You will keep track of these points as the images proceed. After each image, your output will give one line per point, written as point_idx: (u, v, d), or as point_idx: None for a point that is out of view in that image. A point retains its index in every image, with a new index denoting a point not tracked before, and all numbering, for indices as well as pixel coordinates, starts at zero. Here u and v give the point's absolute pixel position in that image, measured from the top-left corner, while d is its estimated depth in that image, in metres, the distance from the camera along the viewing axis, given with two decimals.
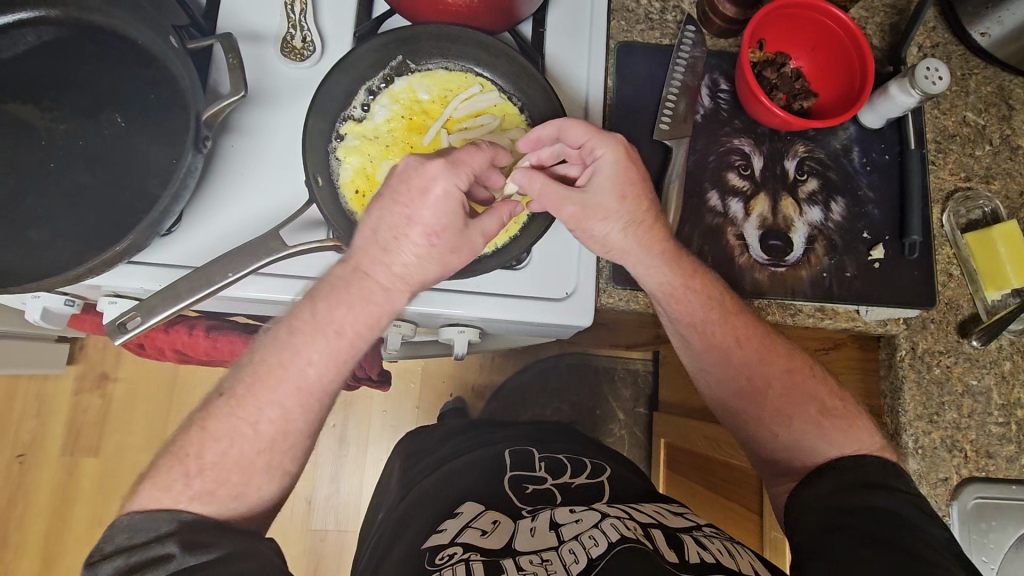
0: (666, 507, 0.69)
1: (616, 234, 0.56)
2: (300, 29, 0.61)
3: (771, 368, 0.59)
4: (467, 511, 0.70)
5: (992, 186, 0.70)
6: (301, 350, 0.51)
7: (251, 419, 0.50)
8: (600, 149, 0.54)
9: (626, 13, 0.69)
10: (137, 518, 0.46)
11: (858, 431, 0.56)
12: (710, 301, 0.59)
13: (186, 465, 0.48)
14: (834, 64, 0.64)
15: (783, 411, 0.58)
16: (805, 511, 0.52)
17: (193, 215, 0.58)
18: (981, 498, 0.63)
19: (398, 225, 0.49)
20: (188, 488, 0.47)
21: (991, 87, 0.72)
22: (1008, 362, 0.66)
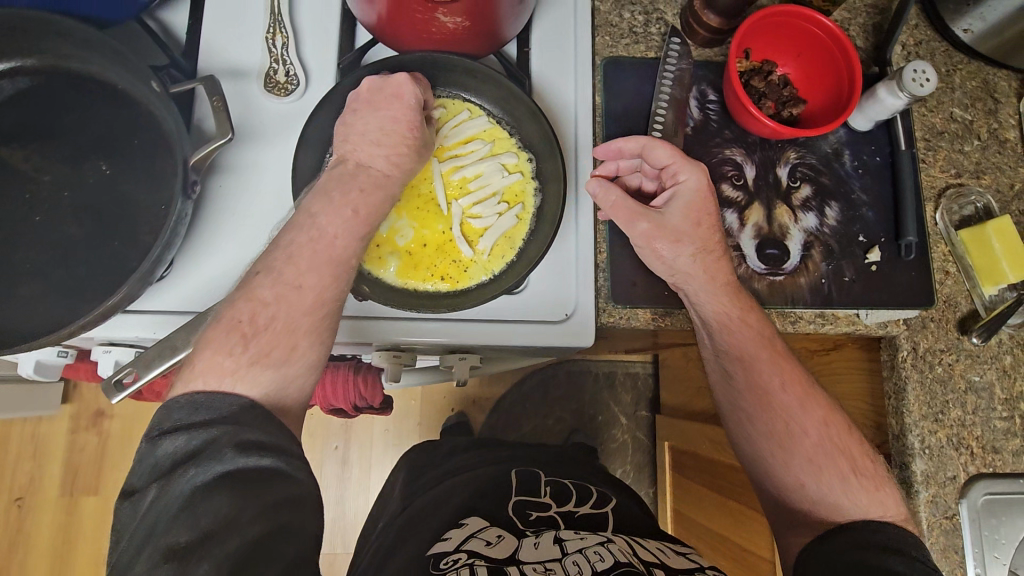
0: (669, 546, 0.69)
1: (685, 258, 0.57)
2: (283, 63, 0.61)
3: (809, 417, 0.57)
4: (473, 523, 0.70)
5: (982, 180, 0.71)
6: (328, 227, 0.48)
7: (294, 280, 0.47)
8: (682, 173, 0.57)
9: (609, 28, 0.68)
10: (198, 396, 0.42)
11: (879, 495, 0.54)
12: (762, 342, 0.59)
13: (244, 328, 0.45)
14: (820, 69, 0.64)
15: (811, 460, 0.56)
16: (818, 559, 0.50)
17: (185, 261, 0.57)
18: (990, 494, 0.64)
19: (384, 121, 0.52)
20: (245, 351, 0.44)
21: (976, 82, 0.73)
22: (1009, 356, 0.66)
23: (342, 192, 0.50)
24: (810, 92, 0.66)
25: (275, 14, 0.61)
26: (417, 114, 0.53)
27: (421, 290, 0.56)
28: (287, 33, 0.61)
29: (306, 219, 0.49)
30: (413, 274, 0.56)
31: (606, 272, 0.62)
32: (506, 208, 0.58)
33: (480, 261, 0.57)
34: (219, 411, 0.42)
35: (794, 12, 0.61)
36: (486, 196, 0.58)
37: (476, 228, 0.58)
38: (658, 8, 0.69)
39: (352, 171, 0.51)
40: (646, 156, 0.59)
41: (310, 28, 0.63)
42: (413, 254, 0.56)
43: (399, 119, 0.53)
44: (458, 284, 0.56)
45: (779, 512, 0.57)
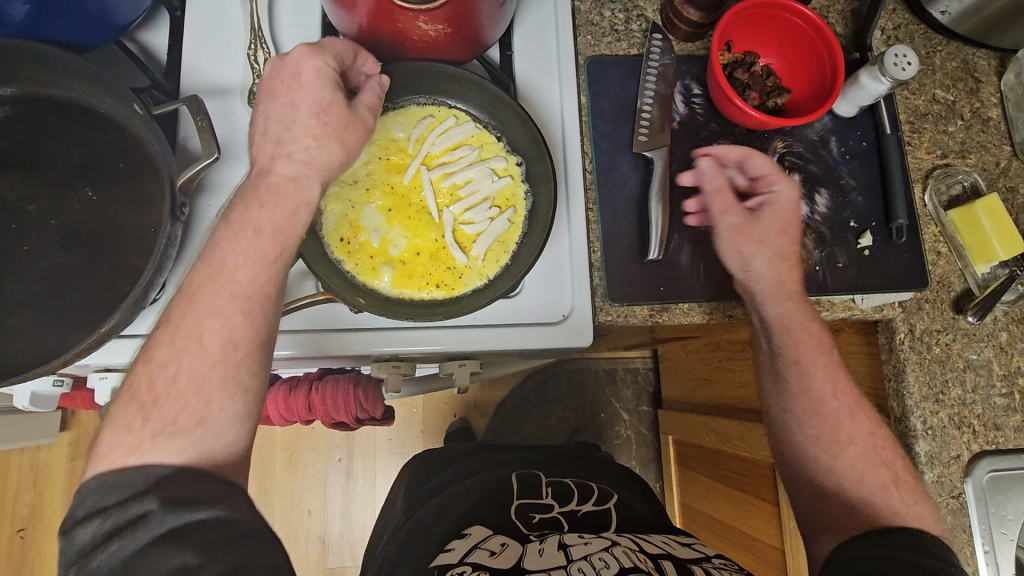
0: (674, 540, 0.69)
1: (762, 260, 0.59)
2: (266, 78, 0.61)
3: (858, 425, 0.59)
4: (475, 533, 0.70)
5: (968, 159, 0.71)
6: (226, 257, 0.47)
7: (195, 333, 0.45)
8: (779, 184, 0.60)
9: (591, 27, 0.68)
10: (105, 479, 0.41)
11: (918, 507, 0.55)
12: (820, 350, 0.60)
13: (141, 400, 0.44)
14: (802, 58, 0.65)
15: (856, 466, 0.58)
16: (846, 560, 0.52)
17: (176, 282, 0.56)
18: (994, 472, 0.64)
19: (287, 112, 0.49)
20: (147, 424, 0.43)
21: (956, 63, 0.74)
22: (1004, 332, 0.67)
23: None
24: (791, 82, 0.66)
25: (255, 29, 0.60)
26: (332, 94, 0.49)
27: (416, 299, 0.55)
28: (269, 49, 0.61)
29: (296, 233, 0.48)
30: (408, 283, 0.55)
31: (601, 271, 0.62)
32: (497, 212, 0.58)
33: (474, 267, 0.57)
34: (133, 484, 0.41)
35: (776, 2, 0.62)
36: (477, 201, 0.58)
37: (469, 234, 0.57)
38: (639, 4, 0.69)
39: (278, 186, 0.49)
40: (744, 166, 0.61)
41: (292, 41, 0.63)
42: (407, 263, 0.56)
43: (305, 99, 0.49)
44: (454, 291, 0.56)
45: (812, 514, 0.58)
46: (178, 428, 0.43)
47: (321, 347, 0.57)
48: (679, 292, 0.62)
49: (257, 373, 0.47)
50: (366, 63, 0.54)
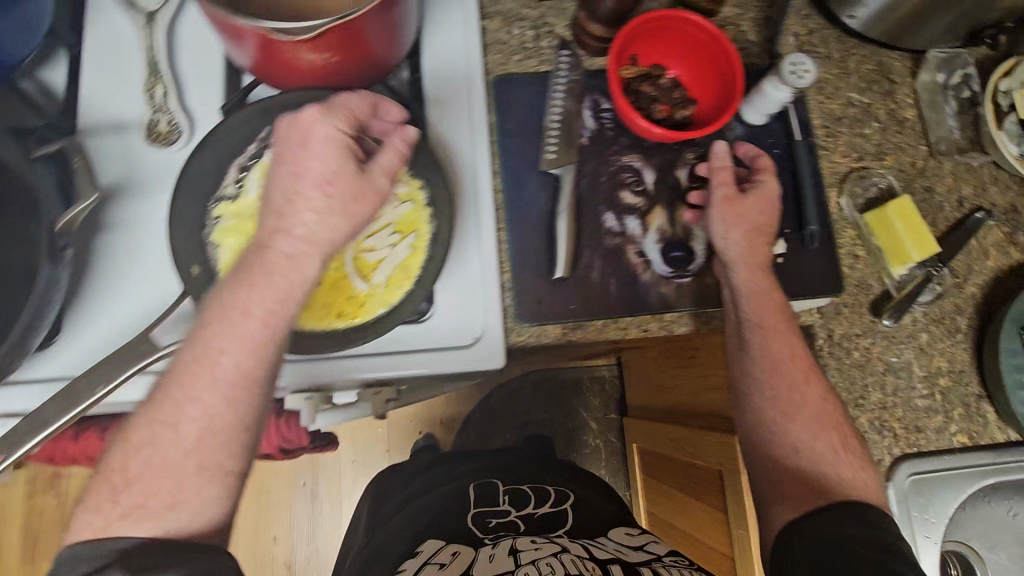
0: (624, 542, 0.71)
1: (736, 236, 0.60)
2: (164, 112, 0.60)
3: (813, 390, 0.60)
4: (427, 548, 0.68)
5: (885, 161, 0.71)
6: (212, 341, 0.47)
7: (170, 420, 0.46)
8: (768, 177, 0.63)
9: (500, 45, 0.68)
10: (78, 548, 0.43)
11: (862, 475, 0.58)
12: (784, 321, 0.61)
13: (115, 481, 0.46)
14: (706, 68, 0.65)
15: (810, 428, 0.59)
16: (796, 539, 0.54)
17: (77, 321, 0.56)
18: (916, 474, 0.64)
19: (291, 184, 0.48)
20: (116, 506, 0.45)
21: (871, 65, 0.74)
22: (924, 334, 0.67)
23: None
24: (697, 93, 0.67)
25: (152, 63, 0.60)
26: (346, 161, 0.48)
27: (317, 330, 0.55)
28: (167, 81, 0.60)
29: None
30: (308, 315, 0.55)
31: (512, 292, 0.61)
32: (399, 238, 0.57)
33: (377, 294, 0.56)
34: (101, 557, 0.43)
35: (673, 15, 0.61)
36: (379, 228, 0.58)
37: (371, 261, 0.57)
38: (547, 20, 0.69)
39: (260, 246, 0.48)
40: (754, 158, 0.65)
41: (192, 73, 0.62)
42: (307, 294, 0.55)
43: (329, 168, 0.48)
44: (356, 320, 0.56)
45: (769, 487, 0.59)
46: (150, 508, 0.45)
47: None
48: (592, 309, 0.61)
49: (240, 455, 0.48)
50: (392, 111, 0.55)
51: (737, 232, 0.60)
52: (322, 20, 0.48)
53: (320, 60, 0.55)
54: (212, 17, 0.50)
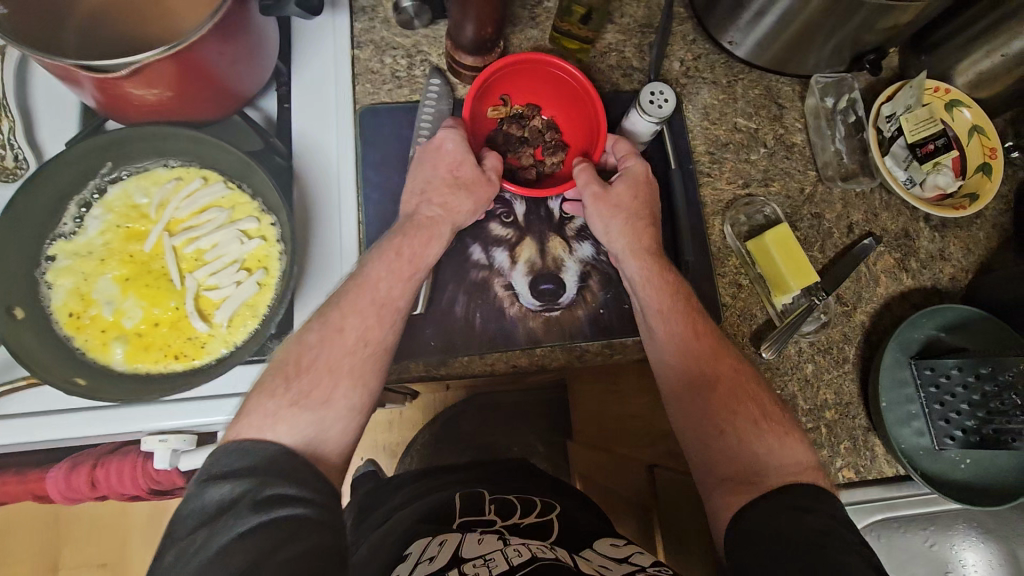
0: (609, 554, 0.60)
1: (615, 222, 0.59)
2: (10, 147, 0.59)
3: (720, 366, 0.57)
4: (416, 550, 0.62)
5: (772, 187, 0.70)
6: (373, 273, 0.54)
7: (337, 326, 0.52)
8: (630, 159, 0.62)
9: (371, 75, 0.67)
10: (245, 446, 0.46)
11: (789, 441, 0.55)
12: (678, 295, 0.59)
13: (287, 372, 0.50)
14: (575, 109, 0.65)
15: (730, 412, 0.56)
16: (743, 537, 0.48)
17: None
18: (852, 502, 0.63)
19: (428, 171, 0.59)
20: (288, 392, 0.49)
21: (758, 90, 0.73)
22: (810, 363, 0.65)
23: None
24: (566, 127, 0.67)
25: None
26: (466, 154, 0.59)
27: (152, 373, 0.52)
28: (14, 116, 0.59)
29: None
30: (143, 357, 0.53)
31: None
32: (245, 275, 0.55)
33: (218, 334, 0.54)
34: (268, 444, 0.46)
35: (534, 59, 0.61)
36: (224, 265, 0.56)
37: (214, 300, 0.55)
38: (422, 49, 0.68)
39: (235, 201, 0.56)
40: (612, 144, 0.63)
41: (43, 105, 0.60)
42: (142, 336, 0.53)
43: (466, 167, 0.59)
44: (194, 362, 0.53)
45: (707, 463, 0.55)
46: (292, 414, 0.48)
47: (59, 428, 0.53)
48: (454, 344, 0.59)
49: (370, 377, 0.52)
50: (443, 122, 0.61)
51: (616, 220, 0.59)
52: (138, 53, 0.46)
53: (164, 94, 0.53)
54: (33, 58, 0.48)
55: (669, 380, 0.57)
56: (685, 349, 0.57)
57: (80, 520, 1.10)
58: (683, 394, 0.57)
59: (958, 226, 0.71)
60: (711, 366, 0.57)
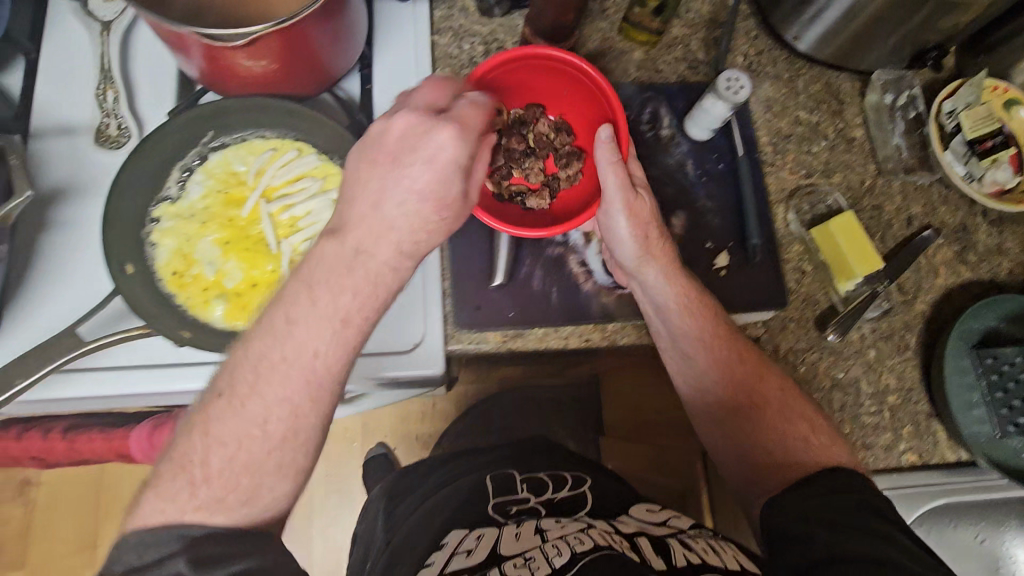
0: (646, 518, 0.65)
1: (641, 242, 0.58)
2: (114, 117, 0.61)
3: (768, 387, 0.59)
4: (451, 540, 0.61)
5: (833, 179, 0.72)
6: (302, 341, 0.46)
7: (258, 418, 0.45)
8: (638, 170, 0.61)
9: (450, 59, 0.70)
10: (144, 536, 0.42)
11: (834, 450, 0.56)
12: (712, 319, 0.60)
13: (194, 473, 0.44)
14: (585, 95, 0.65)
15: (771, 433, 0.58)
16: (778, 513, 0.52)
17: (14, 318, 0.57)
18: (894, 489, 0.64)
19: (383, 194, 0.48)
20: (195, 498, 0.44)
21: (819, 86, 0.75)
22: (872, 349, 0.66)
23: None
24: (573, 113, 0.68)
25: (105, 69, 0.61)
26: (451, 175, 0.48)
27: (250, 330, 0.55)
28: (118, 87, 0.62)
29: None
30: (242, 315, 0.55)
31: (452, 299, 0.62)
32: None
33: None
34: (169, 544, 0.42)
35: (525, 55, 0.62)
36: (318, 233, 0.58)
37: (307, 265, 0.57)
38: (498, 37, 0.71)
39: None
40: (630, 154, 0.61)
41: (144, 79, 0.63)
42: (241, 296, 0.56)
43: (427, 187, 0.48)
44: None
45: (751, 478, 0.58)
46: (226, 505, 0.44)
47: (163, 380, 0.55)
48: (529, 317, 0.61)
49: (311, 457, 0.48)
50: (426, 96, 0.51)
51: (649, 238, 0.59)
52: (250, 27, 0.48)
53: (269, 66, 0.56)
54: (153, 25, 0.51)
55: (706, 409, 0.62)
56: (716, 368, 0.60)
57: (122, 499, 1.12)
58: (726, 418, 0.61)
59: (1014, 222, 0.72)
60: (761, 394, 0.59)
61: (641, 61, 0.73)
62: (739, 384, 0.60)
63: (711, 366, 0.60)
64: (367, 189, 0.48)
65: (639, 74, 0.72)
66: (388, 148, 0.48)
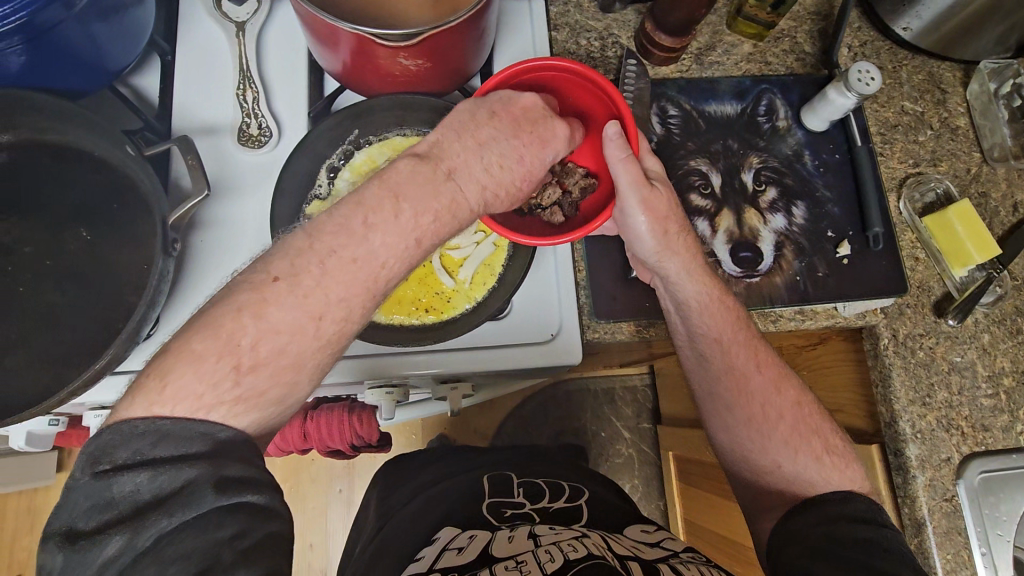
0: (641, 538, 0.61)
1: (655, 240, 0.56)
2: (254, 116, 0.62)
3: (784, 399, 0.58)
4: (444, 535, 0.61)
5: (940, 167, 0.73)
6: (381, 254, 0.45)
7: (314, 311, 0.43)
8: (649, 160, 0.57)
9: (568, 55, 0.71)
10: (166, 424, 0.39)
11: (849, 472, 0.55)
12: (735, 313, 0.59)
13: (239, 359, 0.41)
14: (586, 100, 0.59)
15: (788, 442, 0.56)
16: (789, 541, 0.51)
17: (172, 313, 0.59)
18: (987, 472, 0.65)
19: (480, 140, 0.49)
20: (236, 388, 0.41)
21: (922, 75, 0.76)
22: (986, 334, 0.68)
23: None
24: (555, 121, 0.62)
25: (243, 70, 0.63)
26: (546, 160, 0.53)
27: (407, 324, 0.60)
28: (257, 87, 0.63)
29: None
30: (399, 310, 0.60)
31: (587, 289, 0.64)
32: (483, 237, 0.63)
33: (462, 289, 0.61)
34: (191, 443, 0.39)
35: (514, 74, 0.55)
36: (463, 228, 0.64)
37: (456, 258, 0.62)
38: (613, 32, 0.72)
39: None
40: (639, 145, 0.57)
41: (279, 80, 0.65)
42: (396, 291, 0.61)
43: (525, 163, 0.51)
44: (444, 314, 0.61)
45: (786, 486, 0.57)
46: (262, 400, 0.42)
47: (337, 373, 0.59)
48: None
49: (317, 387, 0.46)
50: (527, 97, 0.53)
51: (666, 240, 0.56)
52: (414, 28, 0.49)
53: (422, 64, 0.57)
54: (310, 18, 0.51)
55: (718, 413, 0.60)
56: (732, 373, 0.58)
57: None
58: (738, 424, 0.59)
59: None
60: (778, 403, 0.58)
61: (750, 53, 0.74)
62: (776, 385, 0.58)
63: (725, 372, 0.59)
64: (478, 137, 0.49)
65: (749, 66, 0.73)
66: (506, 118, 0.51)
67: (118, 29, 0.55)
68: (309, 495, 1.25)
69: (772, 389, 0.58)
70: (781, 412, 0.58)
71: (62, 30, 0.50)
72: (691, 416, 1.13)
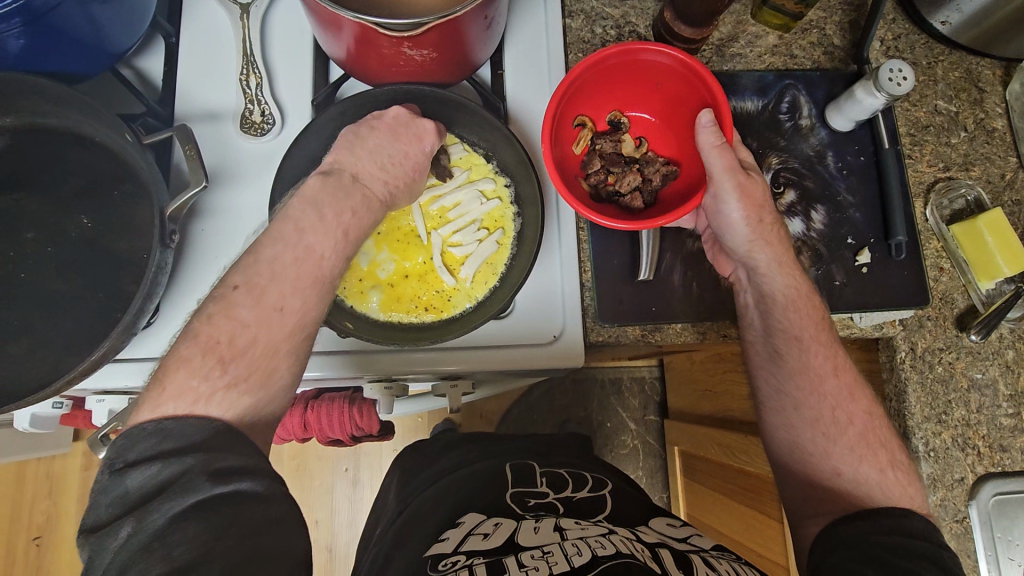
0: (667, 533, 0.59)
1: (745, 229, 0.56)
2: (257, 103, 0.61)
3: (858, 406, 0.55)
4: (470, 520, 0.61)
5: (972, 172, 0.69)
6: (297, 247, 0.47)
7: (256, 304, 0.45)
8: (743, 152, 0.58)
9: (583, 44, 0.68)
10: (155, 428, 0.40)
11: (909, 489, 0.53)
12: (814, 306, 0.57)
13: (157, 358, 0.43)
14: (682, 88, 0.60)
15: (854, 449, 0.54)
16: (838, 545, 0.48)
17: (170, 301, 0.59)
18: (1001, 495, 0.62)
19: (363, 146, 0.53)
20: (157, 388, 0.42)
21: (959, 72, 0.71)
22: (1011, 350, 0.65)
23: (311, 208, 0.49)
24: (648, 102, 0.64)
25: (247, 54, 0.61)
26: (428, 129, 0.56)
27: (406, 321, 0.60)
28: (261, 73, 0.61)
29: (281, 235, 0.47)
30: (396, 307, 0.60)
31: (592, 291, 0.62)
32: (486, 234, 0.62)
33: (462, 289, 0.61)
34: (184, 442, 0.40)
35: (622, 53, 0.57)
36: (466, 223, 0.63)
37: (458, 256, 0.62)
38: (630, 20, 0.68)
39: (335, 180, 0.51)
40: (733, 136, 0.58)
41: (284, 65, 0.63)
42: (394, 287, 0.61)
43: (410, 156, 0.55)
44: (443, 314, 0.61)
45: (801, 501, 0.55)
46: None
47: (332, 368, 0.58)
48: (671, 310, 0.62)
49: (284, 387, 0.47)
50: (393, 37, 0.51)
51: (756, 232, 0.56)
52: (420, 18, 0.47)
53: (428, 54, 0.55)
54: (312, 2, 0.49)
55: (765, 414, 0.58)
56: (797, 371, 0.56)
57: None
58: (801, 436, 0.56)
59: None
60: (839, 398, 0.56)
61: (775, 46, 0.70)
62: (852, 396, 0.56)
63: (792, 370, 0.56)
64: (366, 147, 0.53)
65: (773, 59, 0.69)
66: (383, 125, 0.54)
67: (118, 11, 0.53)
68: (314, 473, 1.26)
69: (838, 392, 0.56)
70: (837, 413, 0.55)
71: (62, 10, 0.48)
72: (698, 410, 1.10)
